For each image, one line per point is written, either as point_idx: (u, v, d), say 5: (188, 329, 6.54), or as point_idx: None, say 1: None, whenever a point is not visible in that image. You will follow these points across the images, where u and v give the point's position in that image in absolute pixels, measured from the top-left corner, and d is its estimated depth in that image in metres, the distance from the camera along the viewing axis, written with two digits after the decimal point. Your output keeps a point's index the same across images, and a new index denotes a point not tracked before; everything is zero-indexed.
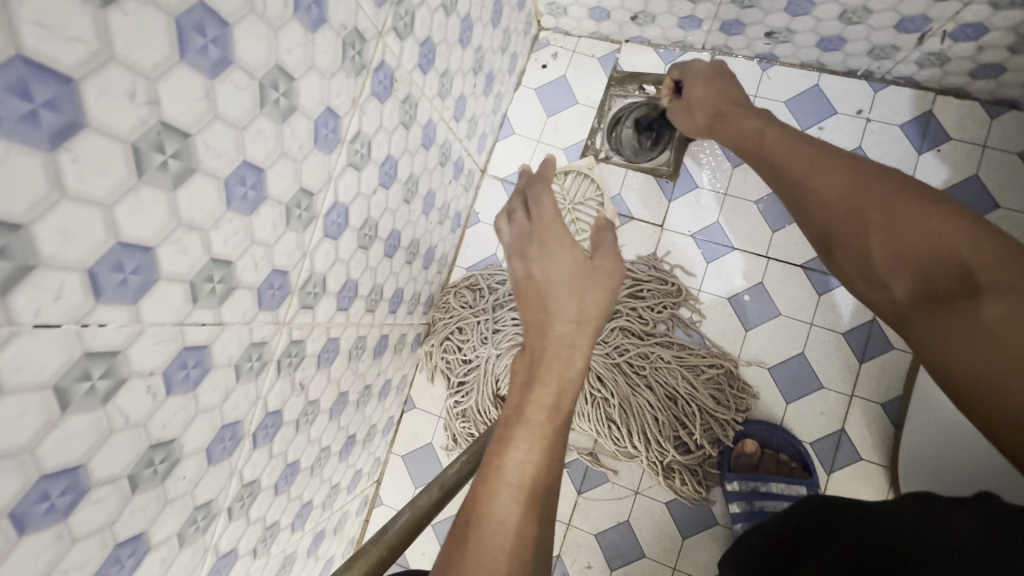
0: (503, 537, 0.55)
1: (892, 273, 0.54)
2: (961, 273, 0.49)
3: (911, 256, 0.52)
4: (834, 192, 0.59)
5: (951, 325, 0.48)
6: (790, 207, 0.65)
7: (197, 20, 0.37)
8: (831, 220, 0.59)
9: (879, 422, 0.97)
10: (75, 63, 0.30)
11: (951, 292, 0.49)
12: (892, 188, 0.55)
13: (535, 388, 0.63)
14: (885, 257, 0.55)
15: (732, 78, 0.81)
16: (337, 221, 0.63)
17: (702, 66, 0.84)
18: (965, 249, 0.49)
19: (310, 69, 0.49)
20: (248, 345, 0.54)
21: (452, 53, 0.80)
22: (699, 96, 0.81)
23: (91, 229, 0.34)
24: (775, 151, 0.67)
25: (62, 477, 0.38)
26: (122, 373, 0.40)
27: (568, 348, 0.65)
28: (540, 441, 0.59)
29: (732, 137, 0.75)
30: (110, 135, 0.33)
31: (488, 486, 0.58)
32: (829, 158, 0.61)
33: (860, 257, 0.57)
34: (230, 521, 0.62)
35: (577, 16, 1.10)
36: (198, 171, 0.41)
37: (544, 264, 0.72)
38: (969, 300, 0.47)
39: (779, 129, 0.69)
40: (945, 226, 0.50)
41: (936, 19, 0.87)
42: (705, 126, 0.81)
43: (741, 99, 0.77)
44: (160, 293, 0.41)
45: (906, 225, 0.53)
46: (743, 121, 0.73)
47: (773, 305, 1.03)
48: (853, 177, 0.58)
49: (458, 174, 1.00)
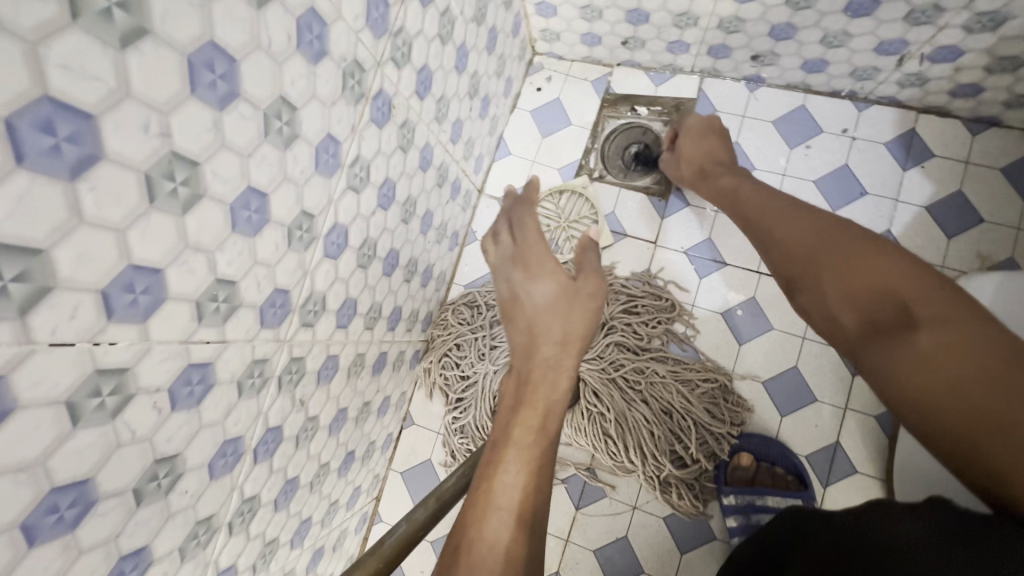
0: (492, 560, 0.54)
1: (847, 312, 0.58)
2: (903, 311, 0.53)
3: (863, 295, 0.56)
4: (795, 239, 0.63)
5: (899, 358, 0.51)
6: (760, 249, 0.69)
7: (207, 58, 0.39)
8: (793, 262, 0.63)
9: (873, 434, 0.98)
10: (94, 101, 0.33)
11: (894, 326, 0.53)
12: (846, 236, 0.60)
13: (523, 410, 0.65)
14: (840, 296, 0.58)
15: (722, 139, 0.84)
16: (337, 241, 0.65)
17: (696, 121, 0.86)
18: (908, 291, 0.53)
19: (311, 99, 0.52)
20: (251, 362, 0.55)
21: (448, 79, 0.83)
22: (691, 150, 0.84)
23: (106, 252, 0.36)
24: (748, 202, 0.71)
25: (71, 490, 0.40)
26: (130, 389, 0.42)
27: (554, 370, 0.67)
28: (528, 463, 0.61)
29: (713, 194, 0.78)
30: (126, 165, 0.36)
31: (479, 505, 0.58)
32: (793, 211, 0.66)
33: (816, 296, 0.61)
34: (231, 536, 0.63)
35: (569, 42, 1.14)
36: (205, 196, 0.43)
37: (526, 289, 0.74)
38: (910, 332, 0.51)
39: (753, 184, 0.73)
40: (902, 280, 0.54)
41: (914, 42, 0.90)
42: (690, 178, 0.84)
43: (726, 159, 0.81)
44: (167, 312, 0.43)
45: (868, 275, 0.56)
46: (722, 179, 0.77)
47: (765, 319, 1.04)
48: (812, 228, 0.63)
49: (455, 194, 1.03)
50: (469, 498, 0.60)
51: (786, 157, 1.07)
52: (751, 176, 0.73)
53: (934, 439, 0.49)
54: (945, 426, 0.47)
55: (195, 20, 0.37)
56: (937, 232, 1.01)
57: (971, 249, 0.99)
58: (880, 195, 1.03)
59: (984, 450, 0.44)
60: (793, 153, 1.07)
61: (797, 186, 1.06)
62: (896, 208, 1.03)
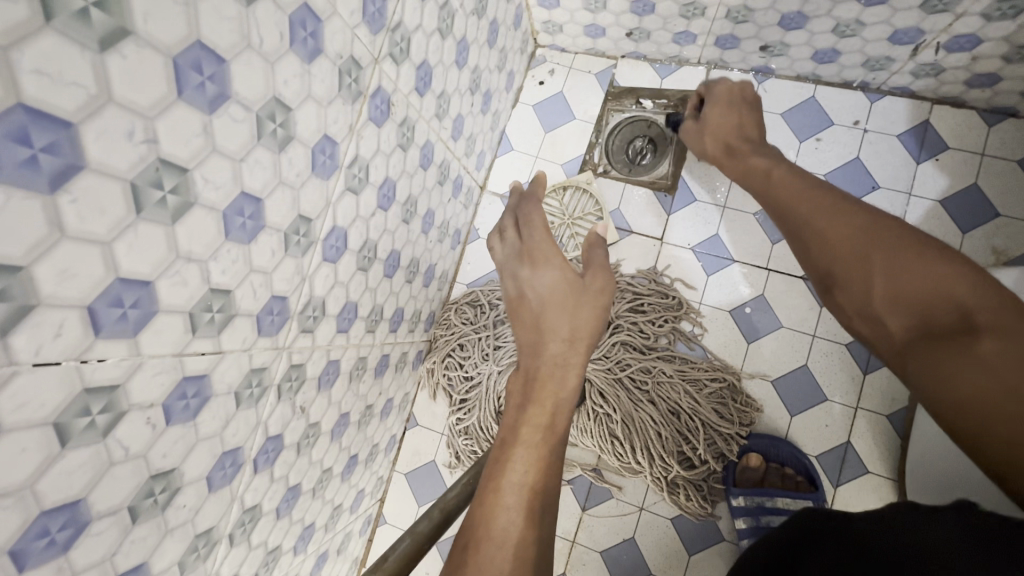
0: (502, 561, 0.52)
1: (892, 313, 0.54)
2: (961, 315, 0.49)
3: (911, 295, 0.52)
4: (835, 229, 0.59)
5: (950, 362, 0.47)
6: (794, 241, 0.64)
7: (194, 59, 0.37)
8: (833, 256, 0.59)
9: (886, 433, 0.96)
10: (73, 108, 0.31)
11: (948, 330, 0.49)
12: (895, 230, 0.56)
13: (530, 408, 0.63)
14: (885, 295, 0.54)
15: (750, 113, 0.81)
16: (336, 245, 0.63)
17: (725, 88, 0.83)
18: (963, 292, 0.49)
19: (306, 99, 0.50)
20: (248, 372, 0.54)
21: (449, 74, 0.81)
22: (718, 123, 0.81)
23: (91, 267, 0.35)
24: (781, 189, 0.67)
25: (61, 513, 0.38)
26: (121, 407, 0.40)
27: (562, 367, 0.65)
28: (537, 462, 0.59)
29: (741, 175, 0.75)
30: (110, 175, 0.34)
31: (486, 506, 0.56)
32: (824, 195, 0.62)
33: (858, 295, 0.57)
34: (232, 547, 0.61)
35: (572, 34, 1.11)
36: (196, 204, 0.41)
37: (535, 282, 0.72)
38: (967, 337, 0.47)
39: (785, 170, 0.69)
40: (938, 271, 0.51)
41: (930, 31, 0.87)
42: (714, 154, 0.81)
43: (754, 138, 0.78)
44: (160, 325, 0.41)
45: (905, 265, 0.53)
46: (752, 160, 0.73)
47: (775, 317, 1.02)
48: (856, 219, 0.58)
49: (457, 191, 1.01)
50: (476, 497, 0.59)
51: (796, 150, 1.05)
52: (782, 159, 0.69)
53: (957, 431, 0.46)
54: (973, 423, 0.44)
55: (181, 19, 0.35)
56: (951, 226, 0.98)
57: (986, 243, 0.96)
58: (893, 189, 1.01)
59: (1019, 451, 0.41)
60: (802, 146, 1.05)
61: None
62: (909, 202, 1.00)
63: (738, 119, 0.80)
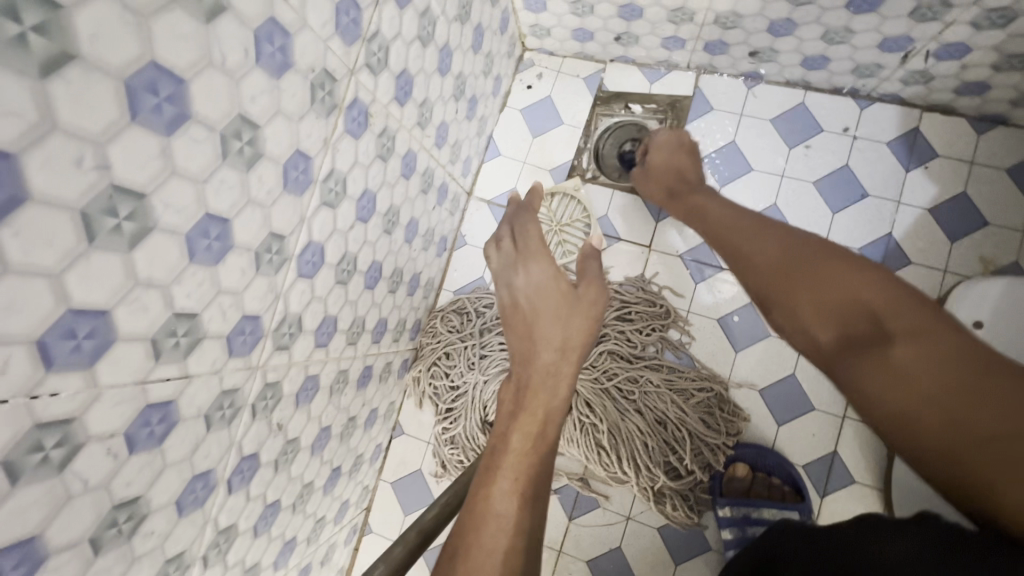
0: (490, 569, 0.51)
1: (818, 325, 0.55)
2: (873, 320, 0.51)
3: (831, 304, 0.54)
4: (758, 249, 0.63)
5: (867, 369, 0.49)
6: (727, 260, 0.67)
7: (149, 80, 0.36)
8: (759, 273, 0.62)
9: (872, 442, 0.96)
10: (13, 137, 0.30)
11: (865, 338, 0.51)
12: (809, 247, 0.59)
13: (521, 416, 0.62)
14: (811, 310, 0.56)
15: (694, 158, 0.84)
16: (312, 260, 0.61)
17: (667, 136, 0.86)
18: (874, 299, 0.52)
19: (275, 115, 0.49)
20: (219, 394, 0.52)
21: (431, 81, 0.79)
22: (660, 165, 0.84)
23: (39, 300, 0.33)
24: (714, 218, 0.72)
25: (14, 551, 0.37)
26: (78, 439, 0.39)
27: (553, 377, 0.64)
28: (524, 473, 0.57)
29: (685, 211, 0.78)
30: (58, 205, 0.33)
31: (476, 513, 0.55)
32: (750, 223, 0.66)
33: (788, 312, 0.59)
34: (206, 568, 0.60)
35: (560, 38, 1.09)
36: (155, 229, 0.40)
37: (525, 287, 0.72)
38: (881, 344, 0.49)
39: (719, 204, 0.73)
40: (865, 285, 0.53)
41: (919, 39, 0.86)
42: (659, 195, 0.84)
43: (693, 178, 0.81)
44: (118, 354, 0.40)
45: (826, 280, 0.55)
46: (691, 196, 0.78)
47: (762, 325, 1.01)
48: (772, 238, 0.63)
49: (442, 199, 1.00)
50: (467, 506, 0.57)
51: (785, 157, 1.04)
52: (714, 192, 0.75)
53: (918, 454, 0.45)
54: (946, 453, 0.42)
55: (132, 39, 0.34)
56: (940, 234, 0.97)
57: (974, 252, 0.96)
58: (881, 198, 1.00)
59: (972, 473, 0.40)
60: (791, 153, 1.04)
61: (796, 188, 1.03)
62: (898, 210, 0.99)
63: (680, 156, 0.83)
